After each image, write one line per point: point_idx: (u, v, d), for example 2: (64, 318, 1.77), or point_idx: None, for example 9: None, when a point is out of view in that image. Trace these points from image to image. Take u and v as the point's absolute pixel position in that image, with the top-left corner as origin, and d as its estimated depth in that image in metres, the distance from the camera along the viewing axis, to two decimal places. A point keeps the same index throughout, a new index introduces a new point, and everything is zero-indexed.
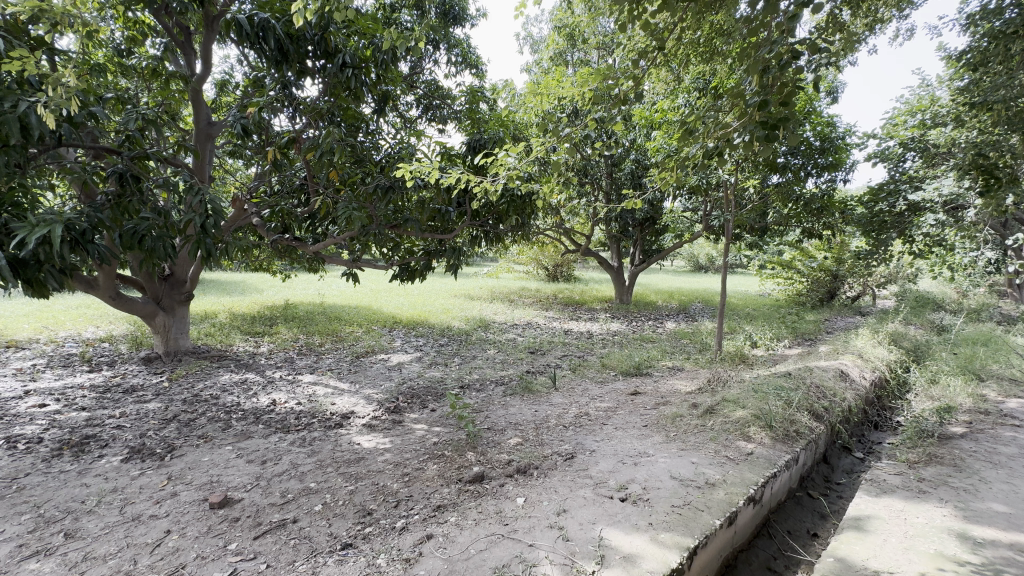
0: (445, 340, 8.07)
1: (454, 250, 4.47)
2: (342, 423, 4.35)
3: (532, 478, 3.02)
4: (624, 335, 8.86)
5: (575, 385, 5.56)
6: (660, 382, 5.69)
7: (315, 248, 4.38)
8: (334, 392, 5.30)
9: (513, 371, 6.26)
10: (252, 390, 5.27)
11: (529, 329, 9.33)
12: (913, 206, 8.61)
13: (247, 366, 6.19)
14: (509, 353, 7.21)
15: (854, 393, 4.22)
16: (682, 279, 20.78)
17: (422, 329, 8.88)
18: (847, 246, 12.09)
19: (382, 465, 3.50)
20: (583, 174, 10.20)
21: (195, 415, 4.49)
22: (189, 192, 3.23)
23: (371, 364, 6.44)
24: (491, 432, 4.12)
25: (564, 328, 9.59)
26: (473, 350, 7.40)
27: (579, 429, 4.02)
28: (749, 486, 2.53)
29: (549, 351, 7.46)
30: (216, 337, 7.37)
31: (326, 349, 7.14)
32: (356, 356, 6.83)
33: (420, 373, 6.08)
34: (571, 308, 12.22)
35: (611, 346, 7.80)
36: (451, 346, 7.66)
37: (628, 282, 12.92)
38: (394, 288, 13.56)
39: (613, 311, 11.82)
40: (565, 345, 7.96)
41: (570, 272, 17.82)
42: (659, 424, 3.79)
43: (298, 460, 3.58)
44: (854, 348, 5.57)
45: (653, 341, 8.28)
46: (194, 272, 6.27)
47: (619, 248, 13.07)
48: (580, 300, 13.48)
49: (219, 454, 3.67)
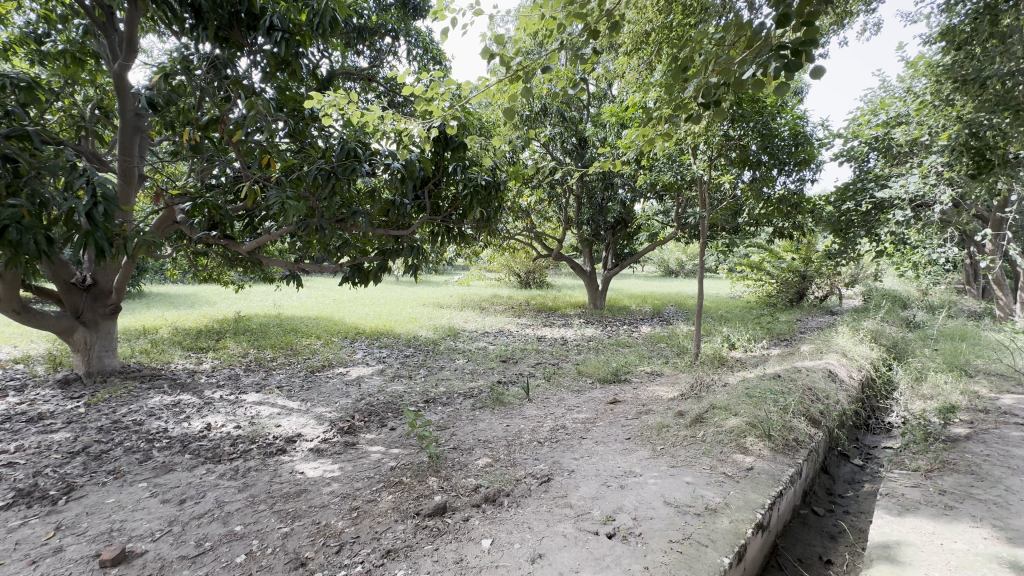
0: (410, 351, 7.54)
1: (411, 248, 3.95)
2: (285, 449, 3.80)
3: (503, 509, 2.56)
4: (600, 340, 8.53)
5: (549, 395, 5.14)
6: (640, 388, 5.35)
7: (249, 247, 3.81)
8: (281, 412, 4.71)
9: (484, 381, 5.81)
10: (185, 414, 4.62)
11: (501, 337, 8.90)
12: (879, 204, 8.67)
13: (183, 385, 5.50)
14: (480, 363, 6.75)
15: (846, 394, 3.96)
16: (654, 283, 20.81)
17: (386, 340, 8.31)
18: (814, 246, 12.21)
19: (326, 498, 2.98)
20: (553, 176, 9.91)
21: (109, 446, 3.83)
22: (76, 176, 2.68)
23: (327, 380, 5.85)
24: (458, 452, 3.64)
25: (537, 335, 9.19)
26: (441, 361, 6.90)
27: (556, 445, 3.60)
28: (756, 510, 2.16)
29: (522, 359, 7.04)
30: (152, 355, 6.62)
31: (278, 364, 6.50)
32: (310, 370, 6.23)
33: (381, 388, 5.54)
34: (544, 314, 11.86)
35: (587, 352, 7.45)
36: (416, 357, 7.13)
37: (601, 286, 12.67)
38: (359, 297, 12.90)
39: (587, 316, 11.51)
40: (539, 352, 7.57)
41: (543, 279, 17.52)
42: (644, 437, 3.41)
43: (225, 497, 3.01)
44: (837, 346, 5.37)
45: (630, 346, 7.96)
46: (120, 282, 5.56)
47: (591, 252, 12.83)
48: (553, 306, 13.14)
49: (129, 494, 3.07)
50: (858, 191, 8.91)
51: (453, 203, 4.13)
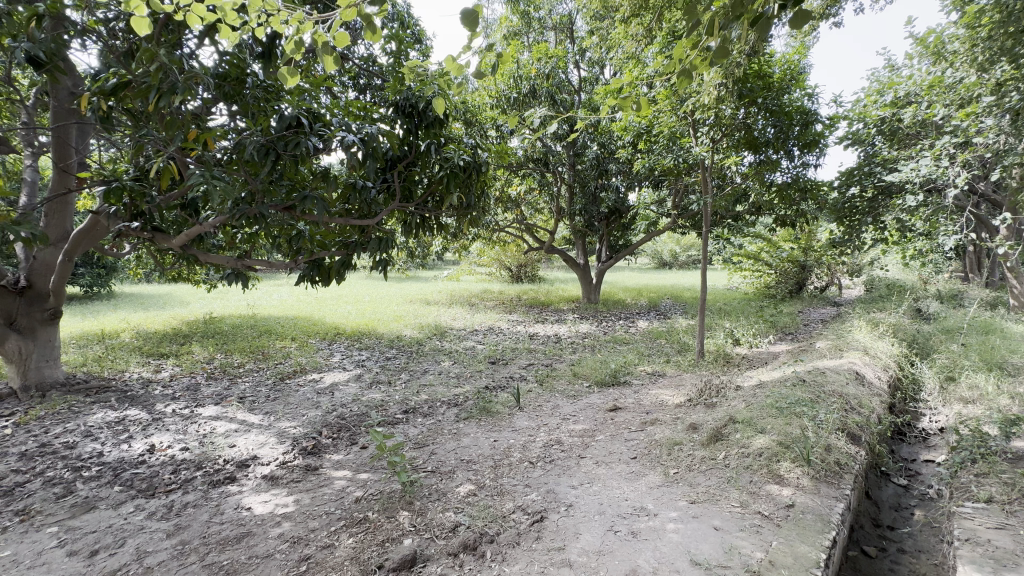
0: (393, 353, 6.99)
1: (379, 240, 3.33)
2: (234, 476, 3.26)
3: (485, 565, 2.05)
4: (596, 338, 8.05)
5: (541, 403, 4.63)
6: (643, 393, 4.85)
7: (181, 241, 3.17)
8: (238, 429, 4.15)
9: (470, 387, 5.29)
10: (127, 433, 4.04)
11: (491, 335, 8.37)
12: (887, 188, 8.21)
13: (133, 398, 4.91)
14: (466, 365, 6.22)
15: (879, 400, 3.49)
16: (648, 275, 20.37)
17: (367, 341, 7.74)
18: (814, 235, 11.80)
19: (274, 545, 2.45)
20: (543, 164, 9.35)
21: (24, 477, 3.25)
22: None
23: (297, 388, 5.30)
24: (436, 477, 3.12)
25: (530, 332, 8.68)
26: (424, 364, 6.35)
27: (550, 468, 3.10)
28: (811, 572, 1.66)
29: (512, 359, 6.53)
30: (104, 363, 6.01)
31: (244, 371, 5.92)
32: (279, 378, 5.66)
33: (356, 396, 5.00)
34: (536, 310, 11.36)
35: (583, 351, 6.96)
36: (398, 360, 6.59)
37: (595, 280, 12.19)
38: (341, 296, 12.29)
39: (581, 311, 11.01)
40: (532, 351, 7.08)
41: (534, 272, 17.00)
42: (653, 459, 2.91)
43: (148, 546, 2.47)
44: (856, 342, 4.90)
45: (628, 344, 7.48)
46: (58, 283, 4.92)
47: (585, 244, 12.32)
48: (545, 301, 12.65)
49: (29, 544, 2.51)
50: (864, 176, 8.47)
51: (427, 188, 3.53)
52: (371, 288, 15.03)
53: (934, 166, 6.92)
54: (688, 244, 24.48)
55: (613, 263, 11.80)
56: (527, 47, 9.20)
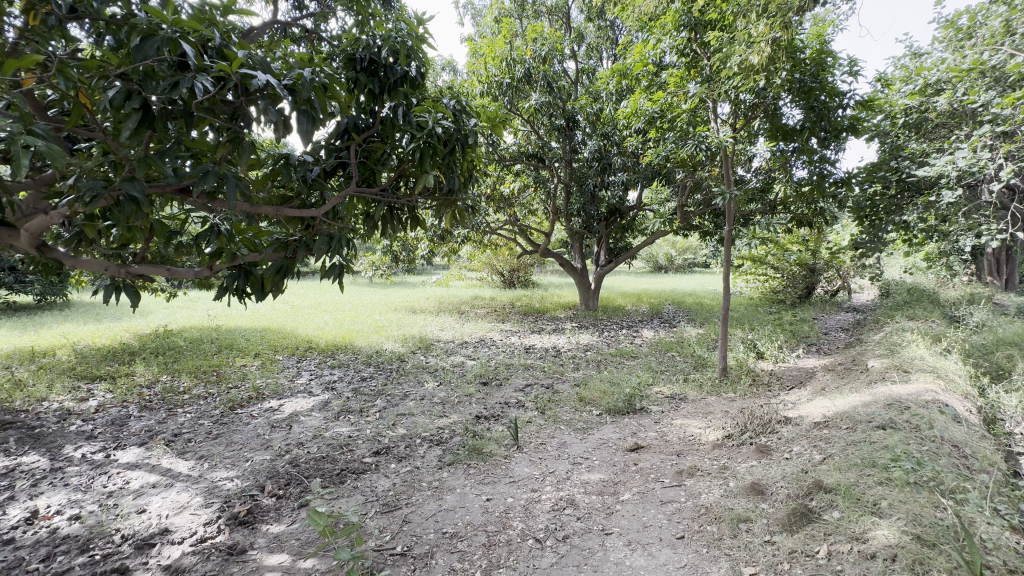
0: (369, 371, 6.09)
1: (329, 239, 2.41)
2: (127, 568, 2.34)
3: None
4: (600, 350, 7.21)
5: (544, 441, 3.75)
6: (666, 425, 4.00)
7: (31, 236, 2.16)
8: (158, 483, 3.23)
9: (457, 416, 4.42)
10: (8, 493, 3.10)
11: (482, 348, 7.51)
12: (915, 184, 7.51)
13: (39, 438, 3.95)
14: (453, 388, 5.34)
15: (988, 442, 2.70)
16: (644, 280, 19.64)
17: (341, 358, 6.82)
18: (824, 237, 11.14)
19: None
20: (538, 160, 8.52)
21: None
22: None
23: (248, 421, 4.38)
24: (407, 567, 2.25)
25: (526, 344, 7.82)
26: (404, 386, 5.46)
27: (567, 553, 2.24)
28: None
29: (507, 379, 5.66)
30: (20, 390, 5.02)
31: (190, 399, 4.98)
32: (229, 408, 4.73)
33: (318, 432, 4.09)
34: (531, 318, 10.51)
35: (586, 367, 6.13)
36: (374, 381, 5.68)
37: (593, 285, 11.38)
38: (319, 305, 11.36)
39: (579, 319, 10.20)
40: (528, 367, 6.24)
41: (528, 277, 16.17)
42: (714, 546, 2.06)
43: None
44: (916, 359, 4.13)
45: (636, 358, 6.64)
46: None
47: (582, 247, 11.52)
48: (540, 308, 11.82)
49: None
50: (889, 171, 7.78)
51: (397, 168, 2.64)
52: (353, 295, 14.08)
53: (975, 158, 6.22)
54: (684, 248, 23.83)
55: (614, 267, 11.00)
56: (520, 32, 8.41)
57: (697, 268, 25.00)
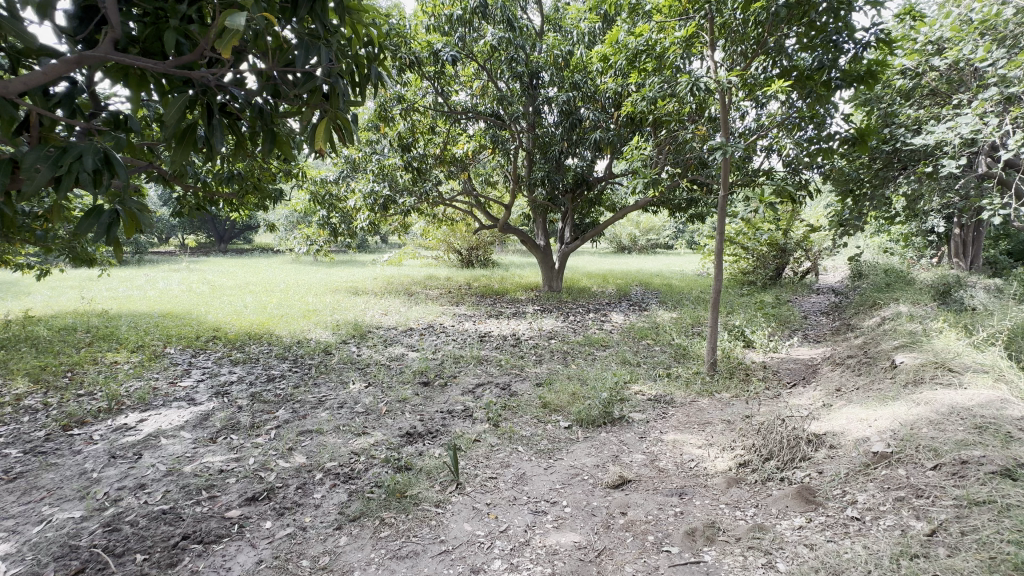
0: (282, 369, 4.85)
1: (46, 153, 1.24)
2: None
3: None
4: (566, 339, 6.23)
5: (497, 474, 2.72)
6: (657, 445, 3.05)
7: None
8: None
9: (382, 434, 3.32)
10: None
11: (428, 337, 6.36)
12: (908, 154, 6.86)
13: None
14: (384, 391, 4.21)
15: None
16: (608, 261, 18.92)
17: (250, 351, 5.52)
18: (797, 214, 10.59)
19: None
20: (497, 116, 7.31)
21: None
22: None
23: (80, 449, 3.10)
24: None
25: (480, 331, 6.74)
26: (321, 389, 4.27)
27: None
28: None
29: (454, 377, 4.58)
30: None
31: (10, 414, 3.60)
32: (63, 427, 3.41)
33: (175, 466, 2.88)
34: (489, 300, 9.48)
35: (549, 360, 5.15)
36: (283, 382, 4.46)
37: (557, 265, 10.40)
38: (243, 287, 9.83)
39: (542, 302, 9.26)
40: (480, 360, 5.18)
41: (487, 256, 15.00)
42: None
43: None
44: (955, 353, 3.35)
45: (608, 349, 5.69)
46: None
47: (545, 222, 10.48)
48: (499, 289, 10.78)
49: None
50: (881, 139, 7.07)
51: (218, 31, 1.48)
52: (289, 274, 12.51)
53: (982, 124, 5.56)
54: (648, 228, 23.30)
55: (579, 245, 10.04)
56: None
57: (659, 249, 24.62)
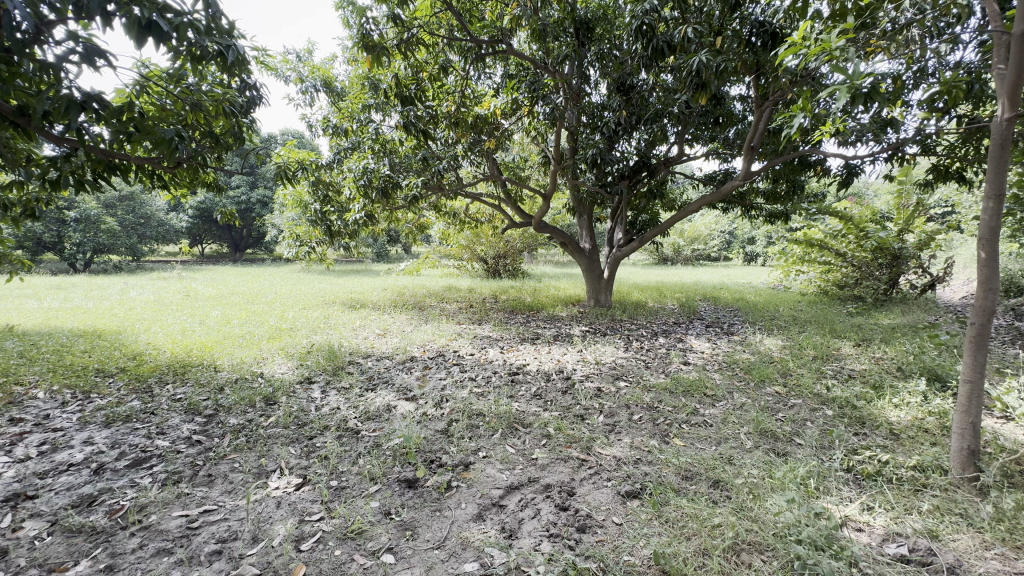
0: (178, 437, 2.84)
1: None
2: None
3: None
4: (642, 381, 4.04)
5: None
6: None
7: None
8: None
9: None
10: None
11: (433, 375, 4.25)
12: None
13: None
14: (327, 504, 2.12)
15: None
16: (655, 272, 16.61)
17: (158, 395, 3.56)
18: (922, 211, 8.10)
19: None
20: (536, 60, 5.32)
21: None
22: None
23: None
24: None
25: (511, 365, 4.61)
26: (207, 496, 2.20)
27: None
28: None
29: (465, 469, 2.44)
30: None
31: None
32: None
33: None
34: (520, 317, 7.39)
35: (629, 431, 2.96)
36: (153, 472, 2.43)
37: (606, 274, 8.24)
38: (221, 299, 8.09)
39: (589, 320, 7.13)
40: (512, 426, 3.02)
41: (517, 265, 12.97)
42: None
43: None
44: None
45: (722, 407, 3.45)
46: None
47: (591, 219, 8.36)
48: (533, 303, 8.71)
49: None
50: None
51: None
52: (286, 284, 10.75)
53: None
54: (694, 237, 20.84)
55: (637, 248, 7.87)
56: None
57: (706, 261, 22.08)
